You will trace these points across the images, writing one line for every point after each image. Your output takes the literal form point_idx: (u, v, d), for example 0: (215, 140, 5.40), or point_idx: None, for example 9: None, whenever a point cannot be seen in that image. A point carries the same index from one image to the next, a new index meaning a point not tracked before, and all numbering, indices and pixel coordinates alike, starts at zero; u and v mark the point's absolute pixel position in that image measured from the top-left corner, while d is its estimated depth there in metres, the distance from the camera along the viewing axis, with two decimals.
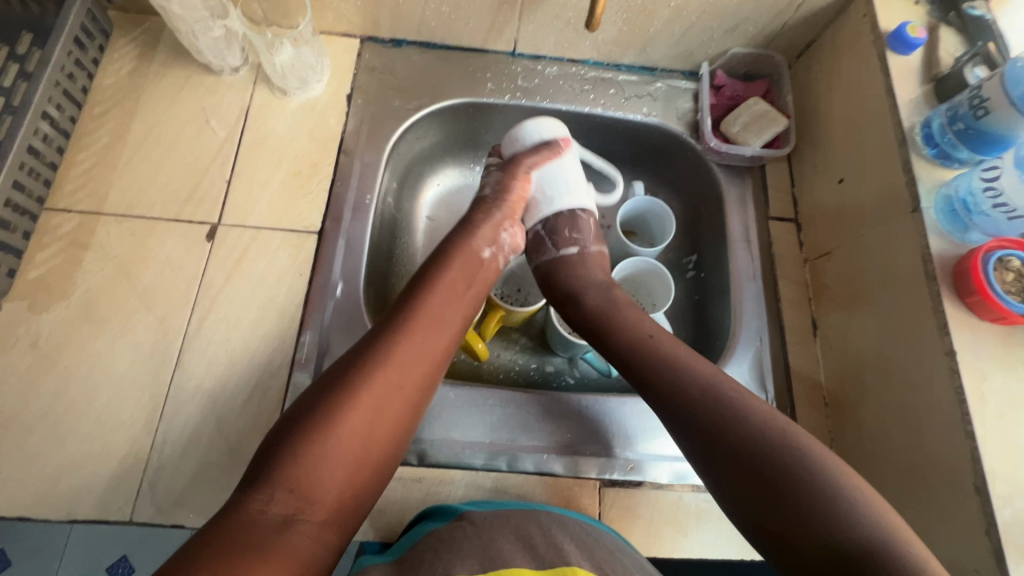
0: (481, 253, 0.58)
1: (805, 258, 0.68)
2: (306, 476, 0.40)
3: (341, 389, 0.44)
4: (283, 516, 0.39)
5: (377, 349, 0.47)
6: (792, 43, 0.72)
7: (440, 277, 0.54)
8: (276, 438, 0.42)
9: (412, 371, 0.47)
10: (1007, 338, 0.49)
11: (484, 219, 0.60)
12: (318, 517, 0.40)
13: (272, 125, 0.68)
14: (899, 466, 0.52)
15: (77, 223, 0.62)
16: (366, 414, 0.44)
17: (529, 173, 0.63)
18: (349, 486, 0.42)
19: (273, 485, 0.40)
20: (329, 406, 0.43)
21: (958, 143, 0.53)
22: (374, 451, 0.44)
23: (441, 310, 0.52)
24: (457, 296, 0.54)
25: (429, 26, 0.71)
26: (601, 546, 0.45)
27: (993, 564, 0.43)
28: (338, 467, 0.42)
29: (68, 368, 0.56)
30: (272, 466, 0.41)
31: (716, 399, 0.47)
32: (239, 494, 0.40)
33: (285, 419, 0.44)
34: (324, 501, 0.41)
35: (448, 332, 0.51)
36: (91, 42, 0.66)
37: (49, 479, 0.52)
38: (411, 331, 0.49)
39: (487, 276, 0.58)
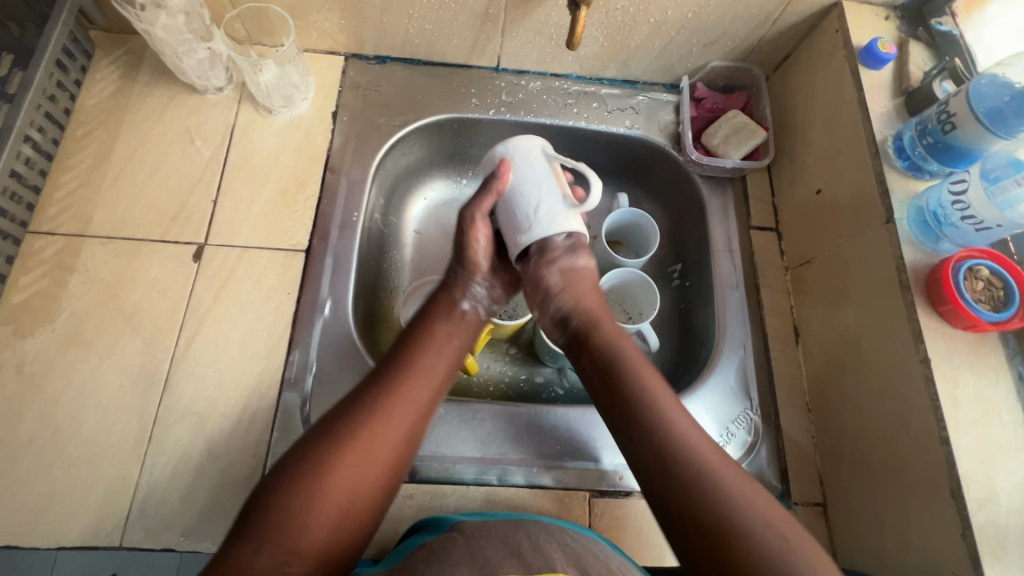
0: (458, 308, 0.59)
1: (787, 266, 0.70)
2: (293, 529, 0.41)
3: (330, 443, 0.45)
4: (268, 571, 0.39)
5: (363, 402, 0.48)
6: (768, 57, 0.73)
7: (427, 330, 0.55)
8: (266, 489, 0.43)
9: (401, 423, 0.48)
10: (979, 345, 0.51)
11: (455, 275, 0.61)
12: (304, 572, 0.40)
13: (258, 143, 0.69)
14: (880, 470, 0.53)
15: (61, 246, 0.61)
16: (354, 468, 0.44)
17: (479, 219, 0.57)
18: (337, 537, 0.43)
19: (262, 535, 0.40)
20: (316, 458, 0.44)
21: (928, 156, 0.55)
22: (360, 504, 0.44)
23: (428, 360, 0.53)
24: (445, 345, 0.55)
25: (413, 43, 0.72)
26: (588, 552, 0.46)
27: (969, 566, 0.44)
28: (325, 520, 0.42)
29: (55, 393, 0.56)
30: (262, 517, 0.41)
31: (688, 453, 0.46)
32: (227, 547, 0.40)
33: (274, 471, 0.44)
34: (311, 554, 0.41)
35: (435, 379, 0.52)
36: (73, 63, 0.66)
37: (37, 505, 0.52)
38: (399, 381, 0.50)
39: (470, 325, 0.59)
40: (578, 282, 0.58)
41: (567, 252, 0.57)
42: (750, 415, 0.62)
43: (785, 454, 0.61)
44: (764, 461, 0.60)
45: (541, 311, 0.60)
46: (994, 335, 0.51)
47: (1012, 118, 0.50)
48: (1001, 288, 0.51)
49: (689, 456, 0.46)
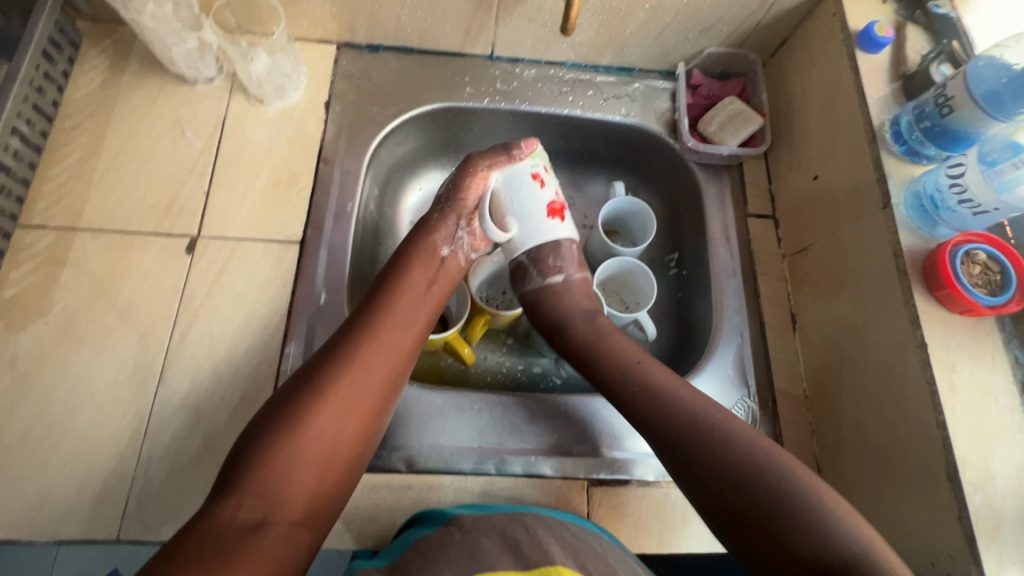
0: (439, 253, 0.59)
1: (784, 254, 0.69)
2: (273, 480, 0.41)
3: (308, 395, 0.45)
4: (254, 518, 0.40)
5: (340, 354, 0.48)
6: (765, 42, 0.73)
7: (404, 277, 0.55)
8: (247, 443, 0.43)
9: (377, 374, 0.48)
10: (975, 329, 0.51)
11: (439, 215, 0.61)
12: (290, 519, 0.41)
13: (250, 134, 0.68)
14: (877, 455, 0.53)
15: (53, 240, 0.61)
16: (333, 417, 0.45)
17: (488, 171, 0.60)
18: (318, 488, 0.43)
19: (244, 490, 0.40)
20: (296, 411, 0.44)
21: (925, 140, 0.55)
22: (341, 454, 0.45)
23: (406, 309, 0.53)
24: (422, 295, 0.55)
25: (406, 31, 0.71)
26: (585, 545, 0.46)
27: (965, 549, 0.44)
28: (306, 469, 0.43)
29: (49, 387, 0.56)
30: (244, 471, 0.41)
31: (711, 430, 0.48)
32: (208, 503, 0.40)
33: (253, 425, 0.44)
34: (294, 504, 0.42)
35: (414, 330, 0.53)
36: (60, 53, 0.65)
37: (33, 500, 0.52)
38: (375, 330, 0.50)
39: (450, 274, 0.59)
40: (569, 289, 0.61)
41: (552, 257, 0.60)
42: (748, 402, 0.62)
43: (783, 441, 0.61)
44: None
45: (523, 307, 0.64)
46: (991, 320, 0.51)
47: (1010, 101, 0.50)
48: (998, 271, 0.51)
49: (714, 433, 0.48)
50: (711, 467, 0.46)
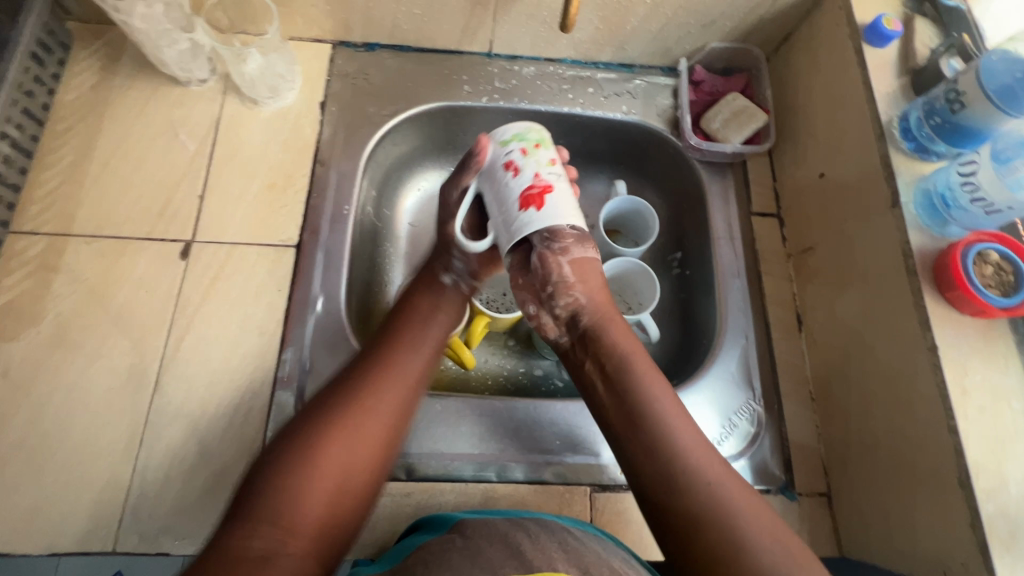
0: (439, 282, 0.58)
1: (789, 253, 0.68)
2: (286, 507, 0.40)
3: (322, 419, 0.45)
4: (267, 549, 0.38)
5: (351, 378, 0.48)
6: (769, 37, 0.71)
7: (410, 305, 0.56)
8: (256, 472, 0.42)
9: (388, 398, 0.48)
10: (988, 331, 0.49)
11: (437, 247, 0.60)
12: (303, 550, 0.39)
13: (244, 135, 0.67)
14: (886, 460, 0.52)
15: (45, 246, 0.60)
16: (346, 442, 0.44)
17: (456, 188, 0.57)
18: (330, 516, 0.42)
19: (257, 518, 0.39)
20: (310, 436, 0.44)
21: (936, 137, 0.53)
22: (355, 480, 0.44)
23: (416, 335, 0.53)
24: (430, 321, 0.55)
25: (402, 29, 0.69)
26: (589, 551, 0.44)
27: (978, 557, 0.43)
28: (319, 496, 0.42)
29: (42, 396, 0.55)
30: (254, 500, 0.40)
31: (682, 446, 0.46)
32: (220, 535, 0.39)
33: (263, 454, 0.44)
34: (307, 533, 0.40)
35: (423, 355, 0.52)
36: (50, 56, 0.64)
37: (27, 511, 0.51)
38: (384, 357, 0.50)
39: (453, 303, 0.58)
40: (587, 276, 0.54)
41: (576, 242, 0.52)
42: (753, 405, 0.61)
43: (789, 444, 0.60)
44: (768, 451, 0.59)
45: (544, 307, 0.55)
46: (1003, 321, 0.50)
47: (1023, 96, 0.49)
48: (1011, 272, 0.50)
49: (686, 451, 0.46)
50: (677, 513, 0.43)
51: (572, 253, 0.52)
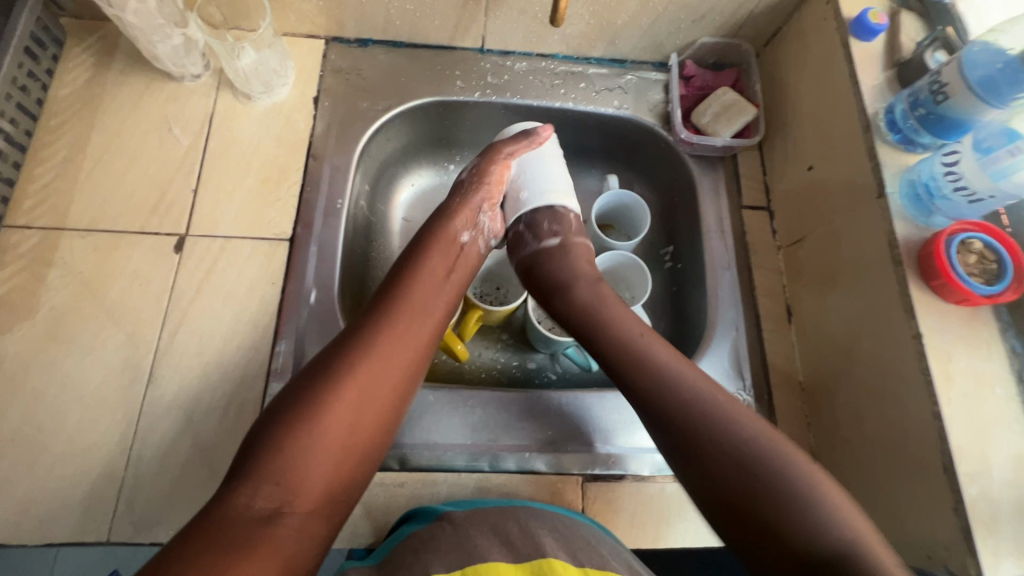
0: (459, 239, 0.58)
1: (779, 246, 0.69)
2: (291, 468, 0.41)
3: (326, 381, 0.44)
4: (270, 508, 0.39)
5: (359, 341, 0.47)
6: (758, 32, 0.72)
7: (421, 263, 0.54)
8: (259, 431, 0.42)
9: (396, 361, 0.47)
10: (972, 320, 0.50)
11: (460, 199, 0.61)
12: (306, 508, 0.40)
13: (238, 130, 0.67)
14: (872, 447, 0.53)
15: (39, 240, 0.60)
16: (350, 406, 0.44)
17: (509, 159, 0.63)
18: (334, 479, 0.42)
19: (260, 478, 0.40)
20: (316, 396, 0.43)
21: (920, 128, 0.54)
22: (359, 443, 0.44)
23: (425, 298, 0.52)
24: (439, 284, 0.54)
25: (395, 24, 0.70)
26: (578, 535, 0.46)
27: (961, 541, 0.44)
28: (323, 459, 0.42)
29: (35, 389, 0.55)
30: (258, 459, 0.40)
31: (708, 405, 0.47)
32: (224, 489, 0.40)
33: (268, 412, 0.44)
34: (310, 494, 0.41)
35: (431, 319, 0.52)
36: (43, 52, 0.64)
37: (20, 503, 0.51)
38: (393, 317, 0.50)
39: (468, 262, 0.58)
40: (579, 253, 0.61)
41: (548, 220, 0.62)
42: (743, 395, 0.62)
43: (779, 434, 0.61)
44: None
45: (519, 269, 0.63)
46: (987, 309, 0.51)
47: (1005, 87, 0.49)
48: (995, 260, 0.51)
49: (714, 410, 0.47)
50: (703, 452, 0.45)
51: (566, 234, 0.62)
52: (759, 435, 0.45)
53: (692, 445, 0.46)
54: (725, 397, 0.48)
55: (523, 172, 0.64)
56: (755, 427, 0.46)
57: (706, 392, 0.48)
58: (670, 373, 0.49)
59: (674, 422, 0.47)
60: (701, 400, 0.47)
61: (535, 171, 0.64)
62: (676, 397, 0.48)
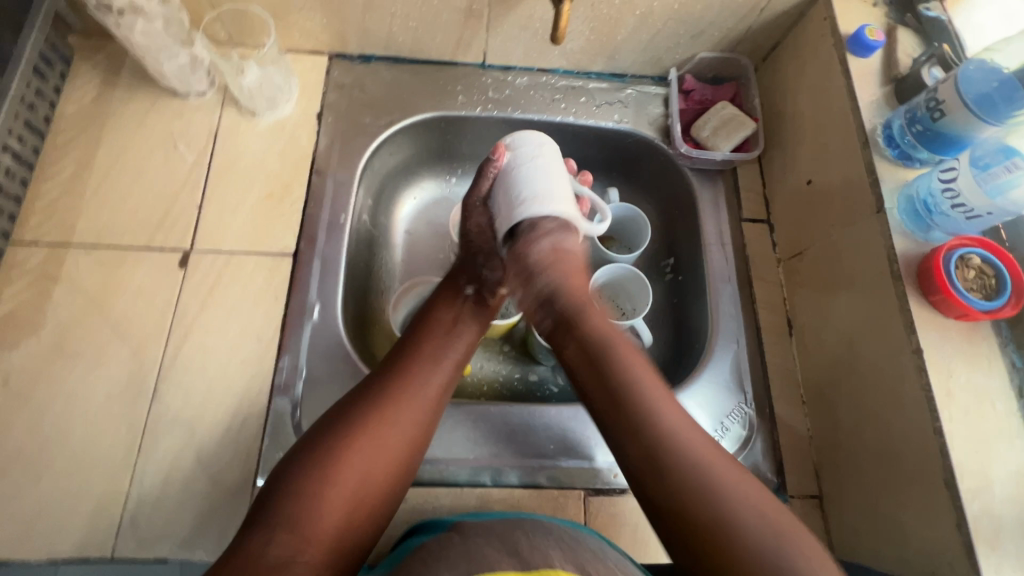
0: (462, 292, 0.59)
1: (779, 258, 0.69)
2: (305, 516, 0.41)
3: (343, 428, 0.45)
4: (283, 557, 0.39)
5: (375, 388, 0.49)
6: (756, 47, 0.73)
7: (435, 312, 0.57)
8: (277, 481, 0.43)
9: (410, 411, 0.48)
10: (971, 334, 0.50)
11: (459, 265, 0.61)
12: (318, 557, 0.40)
13: (243, 146, 0.68)
14: (874, 462, 0.53)
15: (46, 256, 0.61)
16: (364, 455, 0.45)
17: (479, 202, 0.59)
18: (347, 527, 0.42)
19: (277, 525, 0.40)
20: (330, 446, 0.44)
21: (918, 145, 0.55)
22: (372, 492, 0.44)
23: (438, 347, 0.53)
24: (452, 333, 0.55)
25: (397, 41, 0.71)
26: (585, 549, 0.45)
27: (964, 557, 0.44)
28: (336, 506, 0.42)
29: (41, 405, 0.55)
30: (275, 507, 0.41)
31: (686, 456, 0.45)
32: (241, 537, 0.40)
33: (285, 462, 0.45)
34: (322, 542, 0.41)
35: (445, 368, 0.52)
36: (51, 70, 0.65)
37: (26, 519, 0.52)
38: (407, 369, 0.51)
39: (480, 314, 0.58)
40: (563, 263, 0.56)
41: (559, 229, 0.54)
42: (745, 408, 0.62)
43: (781, 447, 0.61)
44: (760, 455, 0.60)
45: (525, 289, 0.57)
46: (987, 324, 0.51)
47: (1001, 104, 0.50)
48: (993, 276, 0.51)
49: (688, 464, 0.44)
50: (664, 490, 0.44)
51: (552, 236, 0.54)
52: (738, 488, 0.43)
53: (654, 483, 0.45)
54: (687, 435, 0.46)
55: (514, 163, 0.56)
56: (734, 479, 0.44)
57: (687, 441, 0.46)
58: (648, 420, 0.47)
59: (648, 471, 0.45)
60: (676, 451, 0.45)
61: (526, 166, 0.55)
62: (654, 444, 0.46)
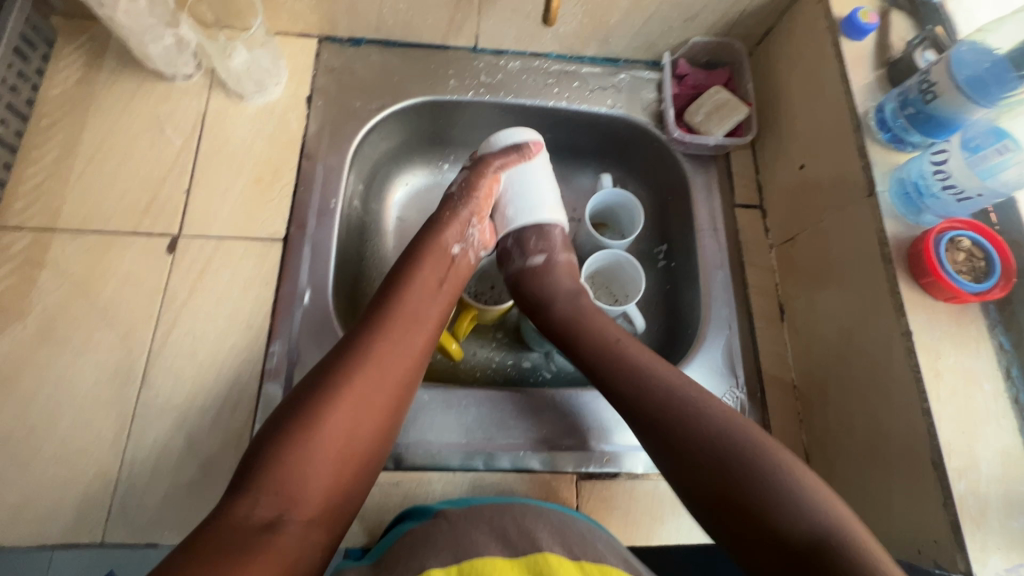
0: (451, 251, 0.58)
1: (772, 244, 0.69)
2: (290, 478, 0.41)
3: (323, 393, 0.44)
4: (270, 518, 0.39)
5: (353, 353, 0.47)
6: (750, 31, 0.72)
7: (416, 273, 0.54)
8: (259, 445, 0.42)
9: (392, 373, 0.48)
10: (961, 317, 0.50)
11: (447, 211, 0.61)
12: (305, 517, 0.41)
13: (231, 130, 0.67)
14: (864, 444, 0.53)
15: (30, 241, 0.60)
16: (348, 416, 0.44)
17: (498, 173, 0.63)
18: (333, 488, 0.43)
19: (261, 488, 0.40)
20: (312, 409, 0.43)
21: (910, 128, 0.54)
22: (356, 453, 0.44)
23: (418, 305, 0.52)
24: (433, 293, 0.54)
25: (387, 23, 0.70)
26: (574, 530, 0.46)
27: (950, 536, 0.44)
28: (321, 469, 0.42)
29: (27, 391, 0.55)
30: (259, 470, 0.41)
31: (686, 398, 0.50)
32: (226, 500, 0.40)
33: (267, 427, 0.44)
34: (309, 503, 0.41)
35: (425, 329, 0.52)
36: (33, 52, 0.64)
37: (13, 505, 0.51)
38: (387, 328, 0.49)
39: (460, 274, 0.58)
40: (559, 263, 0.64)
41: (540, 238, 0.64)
42: (736, 393, 0.62)
43: (771, 431, 0.61)
44: None
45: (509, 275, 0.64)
46: (975, 306, 0.51)
47: (993, 87, 0.50)
48: (983, 258, 0.51)
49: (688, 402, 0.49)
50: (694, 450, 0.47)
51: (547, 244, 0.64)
52: (743, 424, 0.48)
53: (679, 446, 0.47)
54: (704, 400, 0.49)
55: (513, 184, 0.64)
56: (731, 417, 0.48)
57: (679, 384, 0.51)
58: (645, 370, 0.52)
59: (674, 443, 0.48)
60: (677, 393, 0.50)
61: (522, 185, 0.64)
62: (652, 394, 0.50)
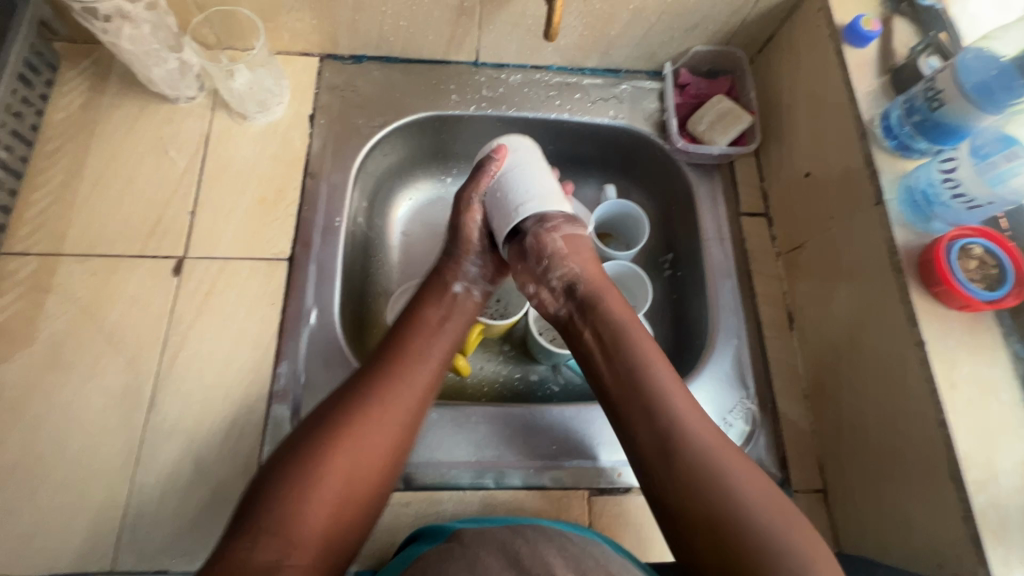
0: (451, 290, 0.59)
1: (779, 252, 0.69)
2: (291, 522, 0.40)
3: (326, 432, 0.45)
4: (270, 561, 0.39)
5: (356, 393, 0.47)
6: (752, 39, 0.72)
7: (418, 315, 0.55)
8: (262, 484, 0.42)
9: (395, 412, 0.47)
10: (974, 326, 0.50)
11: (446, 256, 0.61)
12: (304, 560, 0.40)
13: (234, 150, 0.67)
14: (879, 454, 0.53)
15: (37, 266, 0.60)
16: (350, 454, 0.44)
17: (473, 202, 0.60)
18: (332, 528, 0.42)
19: (259, 529, 0.40)
20: (316, 446, 0.44)
21: (916, 135, 0.54)
22: (357, 494, 0.44)
23: (422, 344, 0.53)
24: (435, 332, 0.55)
25: (389, 40, 0.70)
26: (587, 554, 0.45)
27: (971, 549, 0.44)
28: (322, 508, 0.42)
29: (36, 417, 0.55)
30: (263, 509, 0.41)
31: (698, 447, 0.45)
32: (226, 542, 0.40)
33: (270, 465, 0.44)
34: (307, 545, 0.40)
35: (430, 366, 0.52)
36: (38, 77, 0.64)
37: (23, 534, 0.51)
38: (392, 369, 0.50)
39: (463, 310, 0.59)
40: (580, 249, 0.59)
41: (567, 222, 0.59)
42: (747, 404, 0.61)
43: (784, 442, 0.60)
44: (763, 450, 0.60)
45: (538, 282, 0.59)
46: (989, 314, 0.51)
47: (1000, 93, 0.49)
48: (995, 266, 0.51)
49: (692, 445, 0.45)
50: (695, 489, 0.44)
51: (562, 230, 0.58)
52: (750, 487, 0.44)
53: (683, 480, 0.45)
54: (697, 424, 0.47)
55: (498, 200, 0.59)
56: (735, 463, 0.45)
57: (691, 427, 0.47)
58: (657, 405, 0.48)
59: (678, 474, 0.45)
60: (681, 434, 0.46)
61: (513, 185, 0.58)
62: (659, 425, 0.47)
